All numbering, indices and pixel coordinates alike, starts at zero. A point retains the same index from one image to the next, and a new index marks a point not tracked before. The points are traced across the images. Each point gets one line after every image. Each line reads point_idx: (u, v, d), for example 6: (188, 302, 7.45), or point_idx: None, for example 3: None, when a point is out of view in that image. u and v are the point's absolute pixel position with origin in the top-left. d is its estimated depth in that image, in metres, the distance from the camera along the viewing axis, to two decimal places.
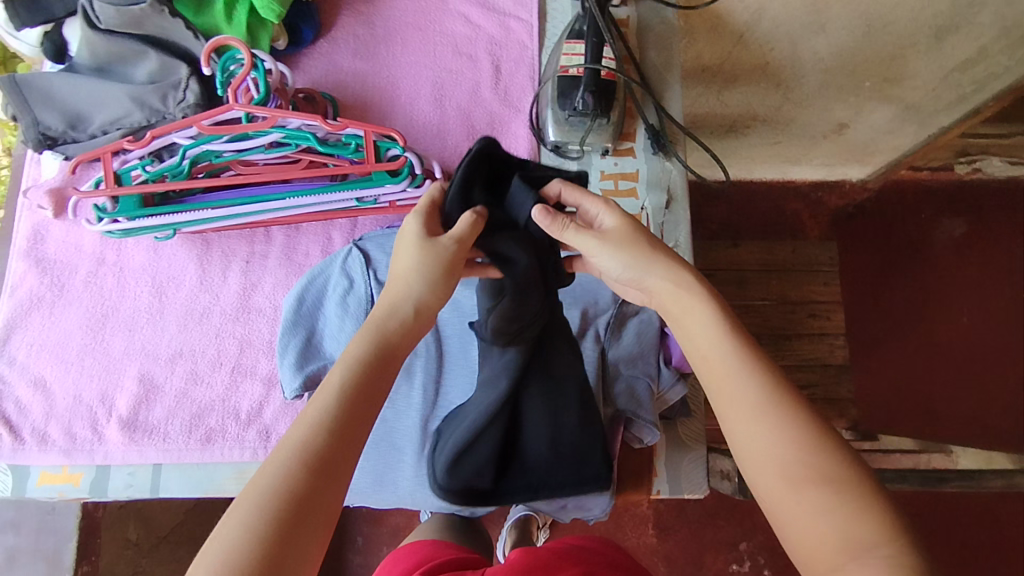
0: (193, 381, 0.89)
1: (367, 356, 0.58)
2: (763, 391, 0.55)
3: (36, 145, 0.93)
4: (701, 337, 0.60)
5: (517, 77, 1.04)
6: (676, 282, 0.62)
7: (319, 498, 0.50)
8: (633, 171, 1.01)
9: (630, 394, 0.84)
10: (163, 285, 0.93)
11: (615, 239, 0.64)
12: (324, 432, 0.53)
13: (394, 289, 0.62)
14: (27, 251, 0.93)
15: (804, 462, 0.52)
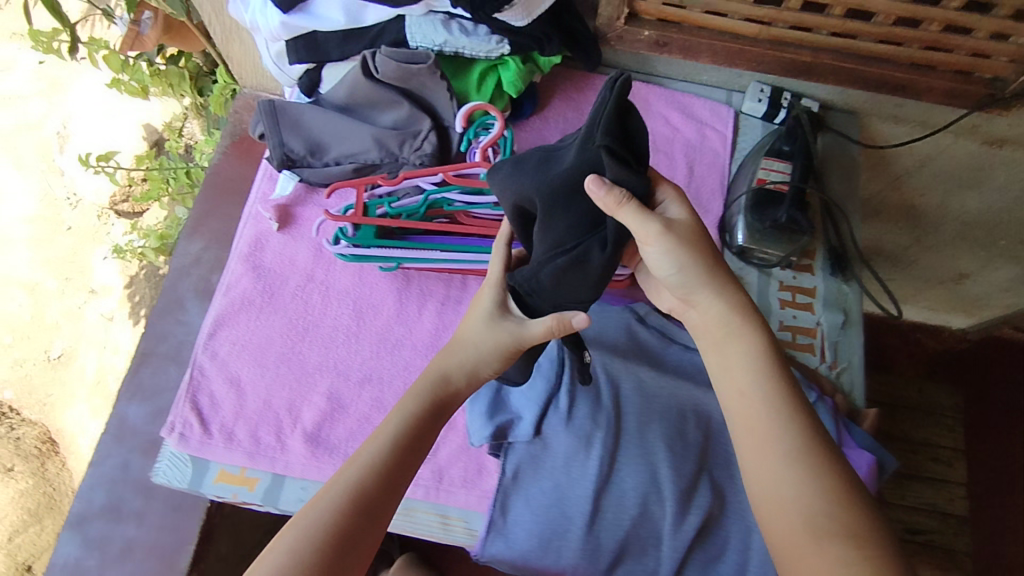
0: (377, 408, 0.93)
1: (410, 416, 0.74)
2: (790, 443, 0.70)
3: (276, 164, 1.02)
4: (740, 388, 0.74)
5: (708, 182, 1.11)
6: (726, 321, 0.75)
7: (361, 535, 0.67)
8: (811, 287, 1.05)
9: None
10: (363, 311, 0.98)
11: (672, 230, 0.71)
12: (373, 473, 0.69)
13: (461, 358, 0.78)
14: (246, 256, 1.00)
15: (825, 515, 0.66)
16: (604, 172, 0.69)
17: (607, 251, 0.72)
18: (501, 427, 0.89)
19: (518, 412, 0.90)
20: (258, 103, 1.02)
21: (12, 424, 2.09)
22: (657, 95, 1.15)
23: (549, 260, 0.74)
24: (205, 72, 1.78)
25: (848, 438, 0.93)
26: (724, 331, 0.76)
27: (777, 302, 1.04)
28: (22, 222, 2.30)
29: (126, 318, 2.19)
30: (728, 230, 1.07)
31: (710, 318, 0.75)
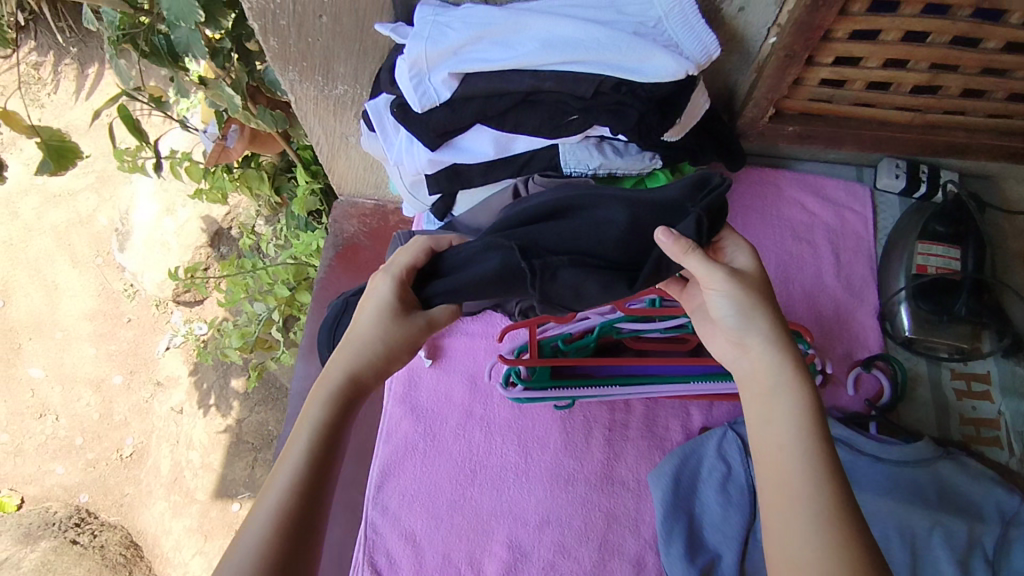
0: (562, 553, 0.87)
1: (337, 388, 0.66)
2: (817, 494, 0.55)
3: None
4: (779, 431, 0.60)
5: (858, 268, 1.06)
6: (772, 372, 0.63)
7: (302, 534, 0.58)
8: (985, 373, 1.00)
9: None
10: (529, 445, 0.94)
11: (742, 285, 0.66)
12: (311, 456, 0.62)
13: (349, 354, 0.69)
14: (401, 397, 0.97)
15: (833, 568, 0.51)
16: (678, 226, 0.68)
17: (633, 290, 0.68)
18: (705, 570, 0.82)
19: (719, 551, 0.84)
20: None
21: (92, 531, 1.97)
22: (788, 180, 1.12)
23: (568, 267, 0.69)
24: (281, 171, 1.78)
25: None
26: (768, 384, 0.63)
27: (951, 393, 0.98)
28: (83, 319, 2.21)
29: (196, 409, 2.07)
30: (890, 319, 1.01)
31: (784, 368, 0.63)
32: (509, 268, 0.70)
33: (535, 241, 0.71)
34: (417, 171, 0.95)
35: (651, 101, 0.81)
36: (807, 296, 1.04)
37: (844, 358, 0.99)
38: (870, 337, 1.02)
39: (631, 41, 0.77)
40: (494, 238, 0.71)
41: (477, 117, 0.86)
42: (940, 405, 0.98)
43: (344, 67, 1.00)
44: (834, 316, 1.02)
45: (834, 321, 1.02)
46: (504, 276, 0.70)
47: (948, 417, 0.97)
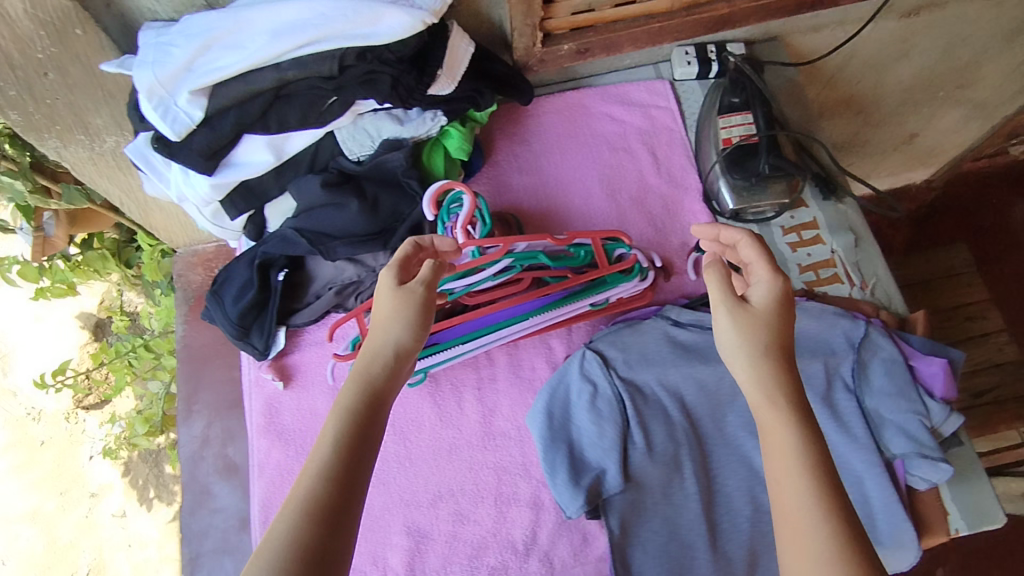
0: (461, 520, 0.89)
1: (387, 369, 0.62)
2: (827, 520, 0.55)
3: (262, 352, 0.95)
4: (781, 453, 0.59)
5: (676, 159, 1.09)
6: (772, 389, 0.62)
7: (343, 513, 0.55)
8: (812, 220, 1.04)
9: (901, 437, 0.86)
10: (405, 430, 0.94)
11: (763, 277, 0.69)
12: (346, 443, 0.58)
13: (372, 339, 0.64)
14: (265, 427, 0.94)
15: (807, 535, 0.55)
16: (395, 170, 0.91)
17: (388, 246, 0.93)
18: (592, 489, 0.84)
19: (600, 466, 0.86)
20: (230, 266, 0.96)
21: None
22: (592, 97, 1.13)
23: (343, 241, 0.91)
24: (125, 243, 1.68)
25: (909, 346, 0.91)
26: (770, 402, 0.62)
27: (786, 249, 1.03)
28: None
29: (142, 507, 1.70)
30: (714, 196, 1.05)
31: (779, 386, 0.63)
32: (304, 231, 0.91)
33: (318, 223, 0.91)
34: (207, 200, 0.92)
35: (403, 61, 0.82)
36: (635, 200, 1.06)
37: (682, 247, 1.02)
38: (700, 220, 1.06)
39: (355, 5, 0.77)
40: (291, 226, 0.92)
41: (239, 127, 0.84)
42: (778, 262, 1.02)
43: (102, 118, 0.95)
44: (663, 211, 1.05)
45: (664, 215, 1.05)
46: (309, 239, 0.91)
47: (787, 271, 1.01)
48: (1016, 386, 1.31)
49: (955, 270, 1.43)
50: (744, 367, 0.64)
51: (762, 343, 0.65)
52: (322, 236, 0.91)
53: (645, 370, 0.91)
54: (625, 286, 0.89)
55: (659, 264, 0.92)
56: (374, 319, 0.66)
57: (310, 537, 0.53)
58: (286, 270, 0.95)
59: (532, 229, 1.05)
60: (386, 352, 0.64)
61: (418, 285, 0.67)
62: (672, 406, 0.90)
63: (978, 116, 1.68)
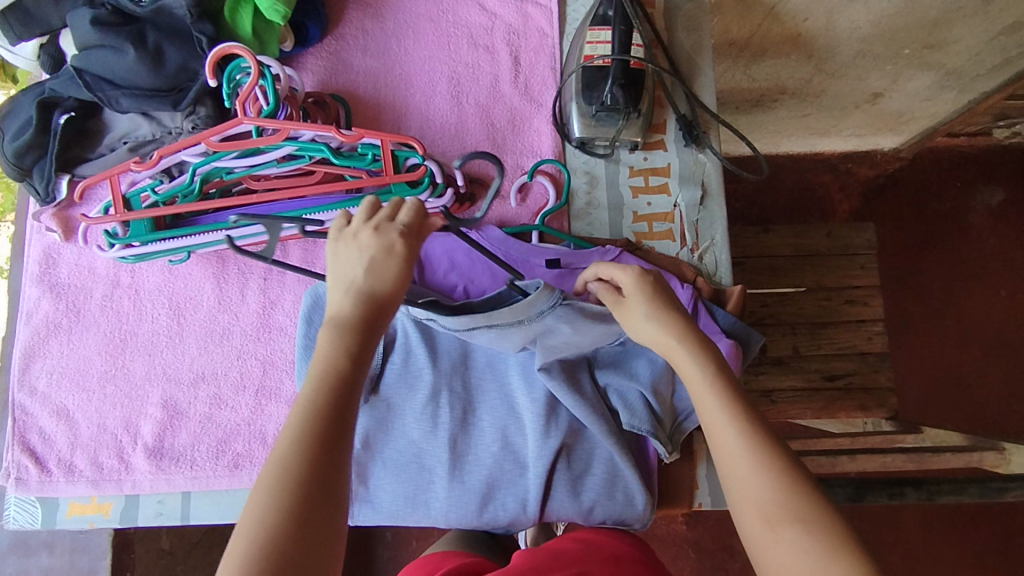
0: (218, 405, 0.87)
1: (357, 329, 0.58)
2: (748, 442, 0.56)
3: (43, 198, 0.89)
4: (704, 398, 0.61)
5: (539, 69, 0.97)
6: (670, 338, 0.65)
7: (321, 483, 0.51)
8: (664, 166, 0.95)
9: (622, 407, 0.82)
10: (181, 306, 0.90)
11: (635, 303, 0.69)
12: (315, 430, 0.52)
13: (352, 286, 0.60)
14: (40, 276, 0.90)
15: (732, 438, 0.57)
16: (188, 22, 0.81)
17: (179, 110, 0.84)
18: None
19: None
20: (19, 98, 0.88)
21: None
22: None
23: (125, 94, 0.82)
24: None
25: (707, 322, 0.85)
26: (672, 346, 0.65)
27: (627, 192, 0.94)
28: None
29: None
30: (564, 120, 0.94)
31: (681, 334, 0.65)
32: (87, 75, 0.82)
33: (99, 69, 0.81)
34: None
35: None
36: (480, 108, 0.96)
37: (514, 169, 0.94)
38: (545, 144, 0.95)
39: None
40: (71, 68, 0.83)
41: None
42: (614, 205, 0.94)
43: None
44: (508, 125, 0.95)
45: (507, 131, 0.95)
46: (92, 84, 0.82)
47: (621, 216, 0.94)
48: (870, 377, 1.28)
49: (855, 249, 1.35)
50: (644, 332, 0.67)
51: (637, 316, 0.68)
52: (106, 86, 0.82)
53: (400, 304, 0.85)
54: (414, 199, 0.82)
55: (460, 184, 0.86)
56: (339, 270, 0.61)
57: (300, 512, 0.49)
58: (72, 114, 0.87)
59: (362, 121, 0.95)
60: (354, 305, 0.59)
61: (397, 232, 0.62)
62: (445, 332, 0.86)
63: (952, 86, 1.50)
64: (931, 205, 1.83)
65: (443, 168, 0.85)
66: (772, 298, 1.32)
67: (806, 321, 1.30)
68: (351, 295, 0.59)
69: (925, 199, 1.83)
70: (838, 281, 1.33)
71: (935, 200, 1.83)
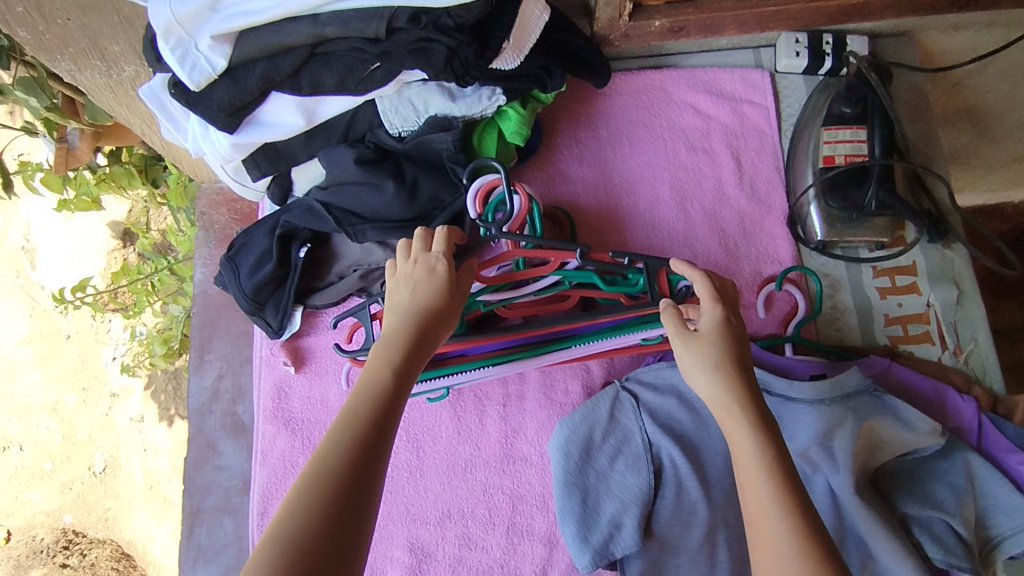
0: (467, 546, 0.82)
1: (405, 341, 0.59)
2: (797, 542, 0.50)
3: (276, 331, 0.87)
4: (750, 481, 0.55)
5: (762, 169, 0.94)
6: (728, 401, 0.60)
7: (360, 487, 0.50)
8: (910, 264, 0.90)
9: (931, 541, 0.74)
10: (419, 439, 0.86)
11: (701, 343, 0.63)
12: (358, 441, 0.52)
13: (399, 298, 0.61)
14: (272, 412, 0.87)
15: (773, 528, 0.52)
16: (444, 154, 0.80)
17: None
18: (602, 547, 0.76)
19: (613, 519, 0.77)
20: (255, 232, 0.87)
21: (81, 551, 1.73)
22: (676, 80, 0.98)
23: (374, 227, 0.80)
24: (153, 160, 1.56)
25: (1002, 440, 0.78)
26: (728, 413, 0.59)
27: (874, 294, 0.89)
28: (22, 346, 1.84)
29: (161, 418, 1.77)
30: (801, 222, 0.90)
31: (742, 406, 0.59)
32: (336, 210, 0.81)
33: (351, 204, 0.80)
34: (226, 159, 0.81)
35: (463, 30, 0.66)
36: (708, 214, 0.92)
37: (753, 278, 0.90)
38: (781, 247, 0.91)
39: None
40: (314, 202, 0.82)
41: (266, 84, 0.71)
42: (863, 309, 0.89)
43: (121, 46, 0.85)
44: (738, 229, 0.92)
45: (738, 235, 0.92)
46: (339, 218, 0.81)
47: (872, 321, 0.88)
48: None
49: None
50: (709, 377, 0.62)
51: (702, 362, 0.62)
52: (354, 219, 0.81)
53: (662, 431, 0.79)
54: None
55: None
56: (395, 291, 0.62)
57: (331, 505, 0.48)
58: (308, 245, 0.85)
59: (588, 233, 0.92)
60: (403, 320, 0.60)
61: (439, 259, 0.63)
62: (713, 461, 0.80)
63: None
64: None
65: None
66: None
67: None
68: (401, 314, 0.60)
69: None
70: None
71: None
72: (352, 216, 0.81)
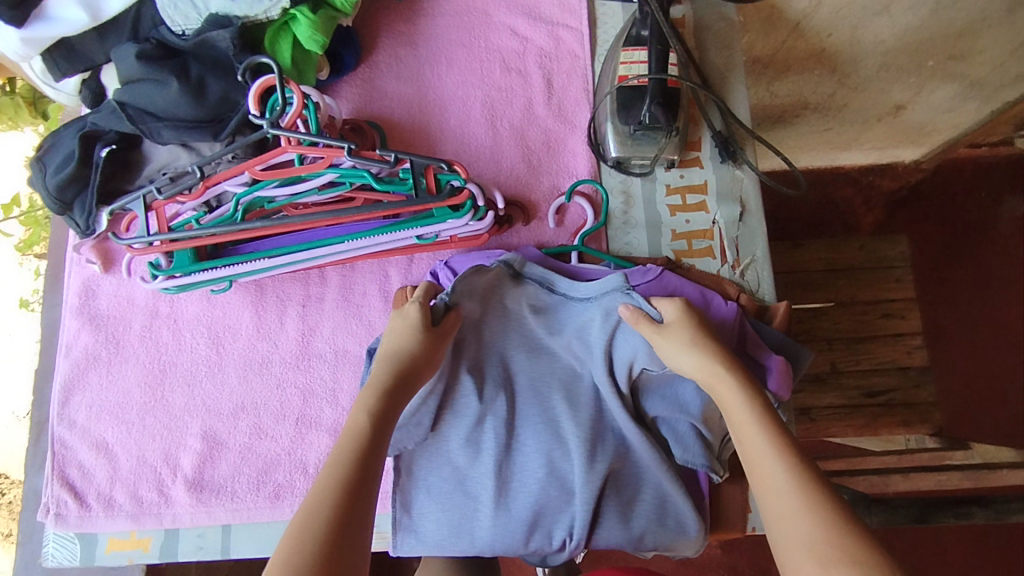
0: (259, 435, 0.86)
1: (383, 391, 0.67)
2: (793, 476, 0.56)
3: (83, 230, 0.89)
4: (749, 436, 0.60)
5: (572, 91, 0.98)
6: (714, 368, 0.67)
7: (349, 526, 0.56)
8: (701, 183, 0.94)
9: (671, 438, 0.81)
10: (220, 336, 0.89)
11: (673, 332, 0.71)
12: (345, 479, 0.58)
13: (395, 351, 0.71)
14: (80, 308, 0.90)
15: (783, 475, 0.57)
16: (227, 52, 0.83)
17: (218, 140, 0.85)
18: None
19: None
20: (64, 132, 0.89)
21: None
22: (497, 4, 1.00)
23: (168, 128, 0.83)
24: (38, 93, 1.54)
25: (756, 339, 0.82)
26: (716, 376, 0.66)
27: (665, 210, 0.93)
28: None
29: None
30: (599, 141, 0.93)
31: (722, 363, 0.67)
32: (131, 108, 0.82)
33: (144, 104, 0.82)
34: (24, 56, 0.84)
35: None
36: (515, 131, 0.96)
37: (550, 191, 0.94)
38: (582, 165, 0.95)
39: None
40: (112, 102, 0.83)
41: None
42: (652, 224, 0.93)
43: None
44: (543, 147, 0.96)
45: (542, 152, 0.95)
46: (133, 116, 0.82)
47: (660, 235, 0.93)
48: (910, 393, 1.25)
49: (888, 263, 1.33)
50: (685, 359, 0.70)
51: (682, 342, 0.70)
52: (149, 119, 0.82)
53: None
54: (456, 223, 0.81)
55: (501, 207, 0.86)
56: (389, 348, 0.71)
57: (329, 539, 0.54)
58: (113, 146, 0.88)
59: (399, 147, 0.96)
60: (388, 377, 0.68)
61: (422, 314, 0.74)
62: (490, 358, 0.85)
63: (975, 96, 1.39)
64: (965, 215, 1.70)
65: (484, 191, 0.85)
66: (807, 313, 1.30)
67: (842, 336, 1.29)
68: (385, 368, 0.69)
69: (953, 212, 1.70)
70: (872, 295, 1.31)
71: (969, 215, 1.69)
72: (149, 115, 0.82)
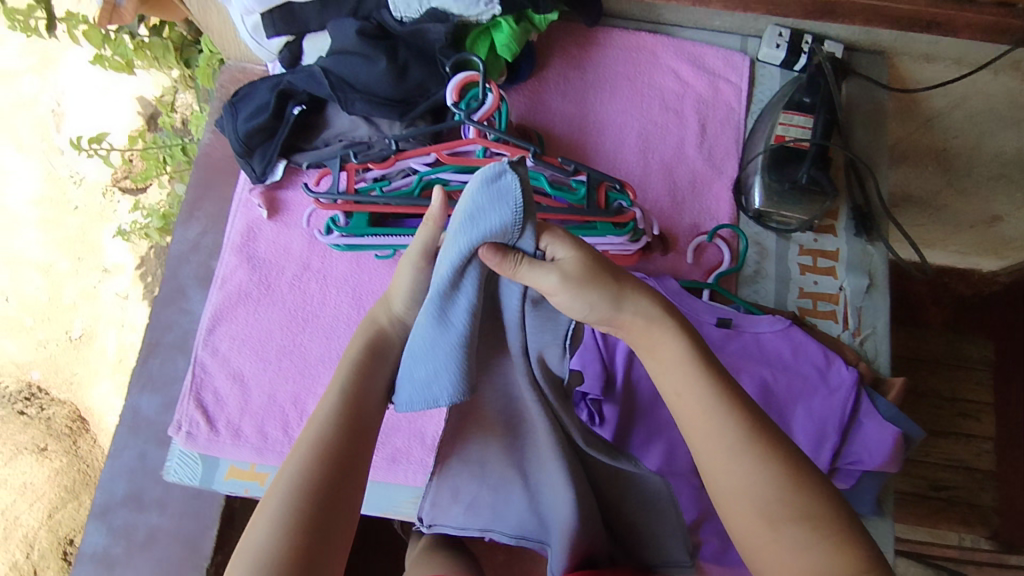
0: None
1: (361, 361, 0.68)
2: (739, 431, 0.59)
3: (258, 176, 0.97)
4: (688, 388, 0.61)
5: (723, 139, 1.04)
6: (655, 318, 0.62)
7: (329, 499, 0.60)
8: (833, 250, 0.99)
9: None
10: (361, 297, 0.94)
11: (575, 282, 0.57)
12: (321, 454, 0.62)
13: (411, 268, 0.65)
14: (239, 246, 0.97)
15: (725, 434, 0.59)
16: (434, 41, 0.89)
17: (404, 121, 0.91)
18: None
19: None
20: (257, 84, 0.95)
21: (41, 405, 1.71)
22: (665, 46, 1.07)
23: (363, 102, 0.89)
24: (189, 40, 1.62)
25: (870, 409, 0.87)
26: (659, 318, 0.62)
27: (796, 268, 0.98)
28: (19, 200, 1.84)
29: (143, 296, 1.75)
30: (743, 193, 0.99)
31: (654, 311, 0.62)
32: (331, 76, 0.88)
33: (346, 75, 0.88)
34: (249, 10, 0.91)
35: None
36: (664, 167, 1.02)
37: (690, 228, 0.99)
38: (722, 210, 1.01)
39: None
40: (313, 67, 0.89)
41: None
42: (781, 278, 0.98)
43: None
44: (689, 186, 1.01)
45: (687, 191, 1.01)
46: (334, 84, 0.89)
47: (787, 290, 0.97)
48: None
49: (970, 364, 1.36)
50: (597, 314, 0.60)
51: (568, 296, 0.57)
52: (345, 89, 0.89)
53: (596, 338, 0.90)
54: (614, 239, 0.87)
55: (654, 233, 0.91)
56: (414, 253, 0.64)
57: (306, 511, 0.59)
58: (303, 106, 0.94)
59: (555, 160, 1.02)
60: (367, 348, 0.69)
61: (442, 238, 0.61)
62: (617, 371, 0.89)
63: None
64: None
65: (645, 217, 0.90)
66: None
67: None
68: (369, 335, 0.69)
69: None
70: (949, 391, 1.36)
71: None
72: (347, 86, 0.89)
